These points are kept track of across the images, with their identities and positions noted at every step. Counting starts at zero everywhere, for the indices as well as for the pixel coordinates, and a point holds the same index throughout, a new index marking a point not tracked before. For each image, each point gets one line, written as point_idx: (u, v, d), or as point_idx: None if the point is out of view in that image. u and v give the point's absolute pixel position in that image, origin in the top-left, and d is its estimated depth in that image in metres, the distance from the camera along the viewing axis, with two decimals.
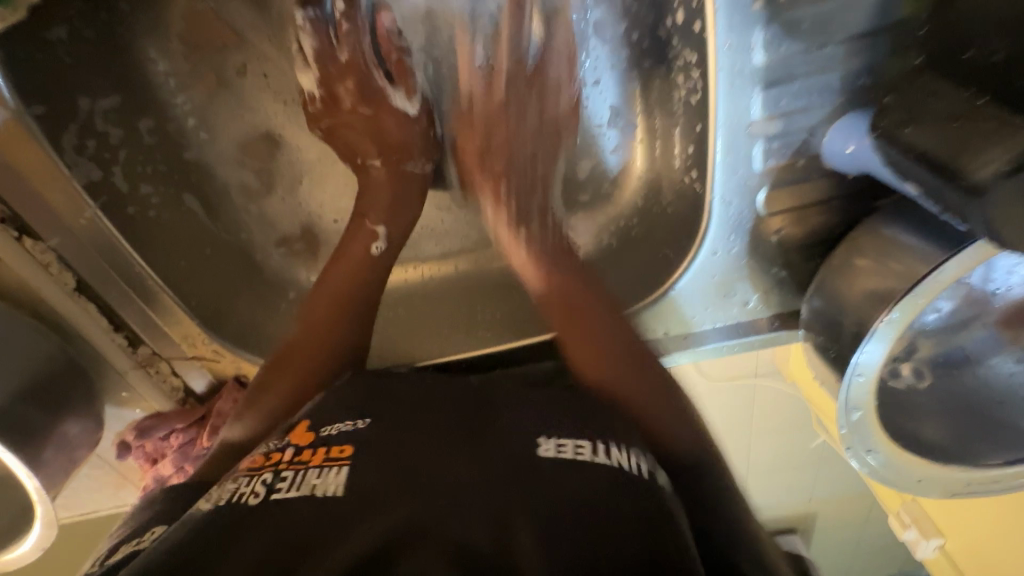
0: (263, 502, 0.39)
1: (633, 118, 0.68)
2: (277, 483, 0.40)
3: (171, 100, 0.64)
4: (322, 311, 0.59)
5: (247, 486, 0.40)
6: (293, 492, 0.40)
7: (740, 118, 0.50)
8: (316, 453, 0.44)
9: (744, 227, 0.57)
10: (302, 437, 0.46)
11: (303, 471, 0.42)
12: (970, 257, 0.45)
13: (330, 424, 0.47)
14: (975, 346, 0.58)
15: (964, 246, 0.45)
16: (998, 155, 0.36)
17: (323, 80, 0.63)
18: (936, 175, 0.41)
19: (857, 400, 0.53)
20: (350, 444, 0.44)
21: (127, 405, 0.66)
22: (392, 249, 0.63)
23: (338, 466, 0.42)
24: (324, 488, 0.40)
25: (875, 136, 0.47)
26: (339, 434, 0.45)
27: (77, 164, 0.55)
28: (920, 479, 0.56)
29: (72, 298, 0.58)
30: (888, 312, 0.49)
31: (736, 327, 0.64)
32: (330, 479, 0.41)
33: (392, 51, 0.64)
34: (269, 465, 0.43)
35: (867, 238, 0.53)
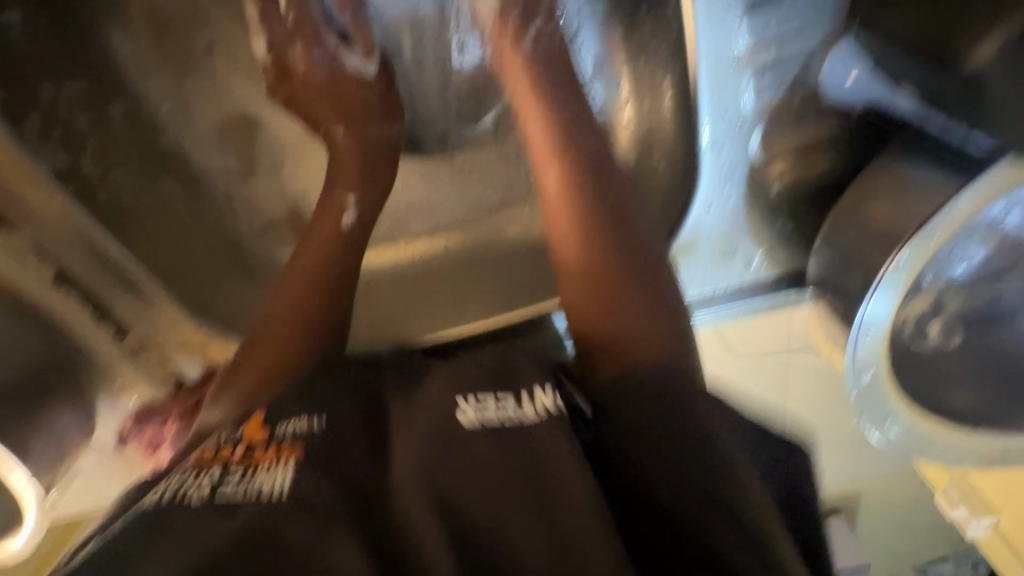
0: (205, 501, 0.35)
1: (617, 71, 0.63)
2: (221, 480, 0.36)
3: (142, 84, 0.63)
4: (303, 278, 0.59)
5: (191, 484, 0.36)
6: (235, 493, 0.35)
7: (724, 51, 0.46)
8: (269, 447, 0.39)
9: (738, 176, 0.52)
10: (253, 425, 0.41)
11: (251, 466, 0.37)
12: (991, 184, 0.40)
13: (289, 420, 0.41)
14: (1012, 298, 0.52)
15: (981, 171, 0.40)
16: (998, 34, 0.37)
17: (275, 49, 0.65)
18: (935, 72, 0.42)
19: (865, 359, 0.47)
20: (303, 441, 0.39)
21: (123, 394, 0.65)
22: (362, 222, 0.66)
23: (288, 461, 0.37)
24: (266, 490, 0.35)
25: (854, 26, 0.47)
26: (294, 432, 0.40)
27: (41, 150, 0.54)
28: (945, 450, 0.50)
29: (51, 288, 0.57)
30: (894, 258, 0.44)
31: (740, 290, 0.58)
32: (276, 476, 0.36)
33: (343, 6, 0.65)
34: (219, 456, 0.38)
35: (878, 178, 0.47)
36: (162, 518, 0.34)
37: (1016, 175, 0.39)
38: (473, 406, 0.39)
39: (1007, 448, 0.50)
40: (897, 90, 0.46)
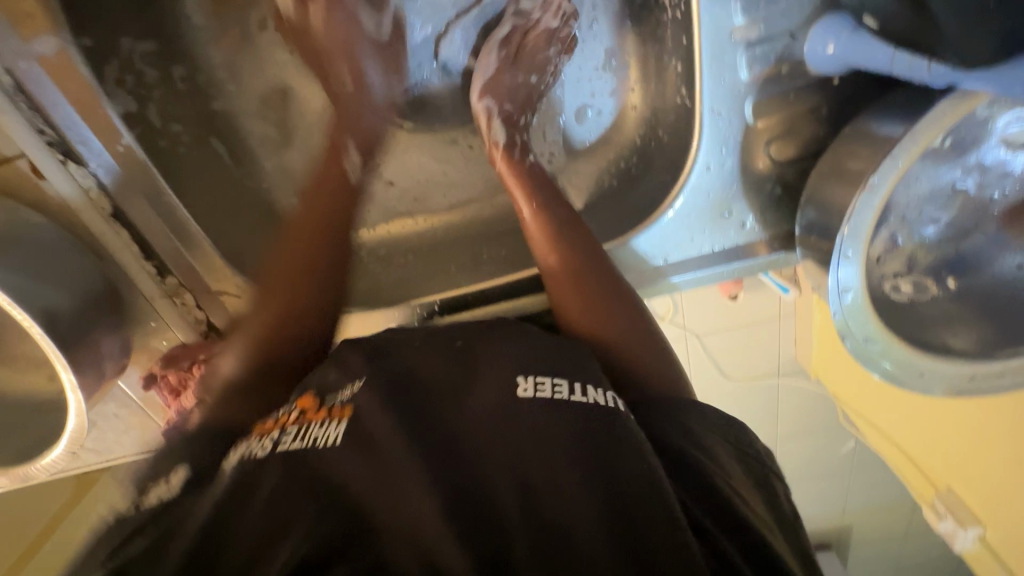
0: (272, 454, 0.43)
1: (626, 59, 0.71)
2: (284, 438, 0.45)
3: (202, 53, 0.70)
4: (301, 227, 0.65)
5: (257, 445, 0.45)
6: (297, 443, 0.44)
7: (723, 23, 0.53)
8: (322, 412, 0.48)
9: (733, 140, 0.59)
10: (307, 399, 0.51)
11: (307, 425, 0.46)
12: (938, 117, 0.47)
13: (338, 392, 0.51)
14: (978, 252, 0.59)
15: (933, 105, 0.47)
16: None
17: (320, 28, 0.69)
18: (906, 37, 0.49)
19: (846, 282, 0.52)
20: (348, 405, 0.48)
21: (154, 337, 0.71)
22: (362, 162, 0.71)
23: (336, 419, 0.46)
24: (320, 440, 0.44)
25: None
26: (342, 399, 0.49)
27: (115, 95, 0.61)
28: (921, 373, 0.54)
29: (106, 222, 0.63)
30: (869, 181, 0.50)
31: (732, 251, 0.66)
32: (329, 430, 0.45)
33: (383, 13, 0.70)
34: (277, 424, 0.48)
35: (855, 136, 0.54)
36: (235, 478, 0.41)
37: (964, 105, 0.46)
38: (530, 383, 0.48)
39: (975, 376, 0.54)
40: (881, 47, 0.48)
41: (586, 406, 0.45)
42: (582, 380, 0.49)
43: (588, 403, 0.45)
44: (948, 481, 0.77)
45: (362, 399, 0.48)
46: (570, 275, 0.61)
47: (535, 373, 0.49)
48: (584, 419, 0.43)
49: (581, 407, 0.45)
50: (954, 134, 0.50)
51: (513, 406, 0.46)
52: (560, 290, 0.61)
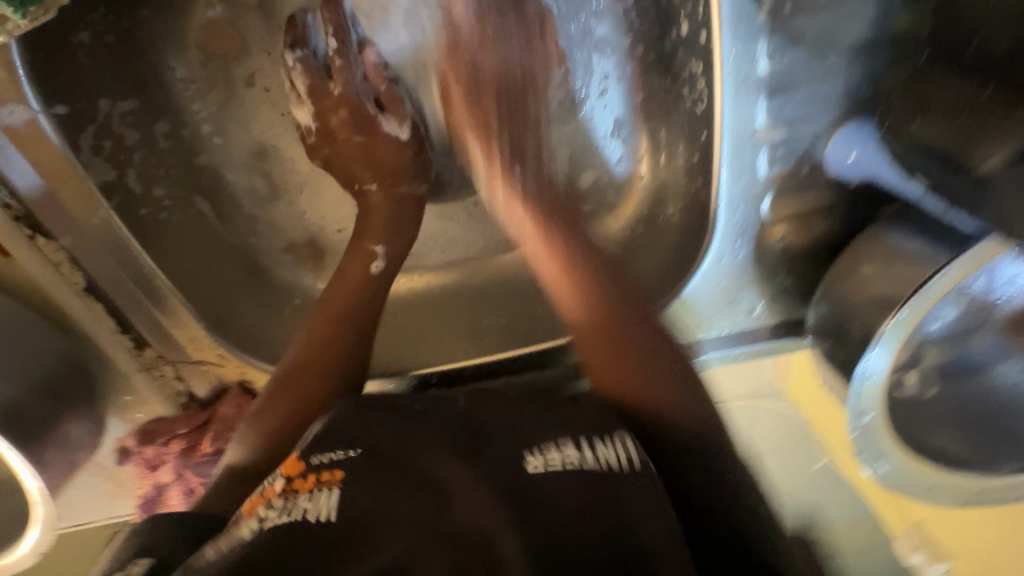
0: (256, 535, 0.38)
1: (637, 130, 0.68)
2: (268, 515, 0.40)
3: (187, 107, 0.65)
4: (322, 330, 0.61)
5: (242, 526, 0.39)
6: (282, 519, 0.39)
7: (745, 126, 0.52)
8: (307, 479, 0.43)
9: (748, 233, 0.58)
10: (290, 464, 0.45)
11: (292, 498, 0.41)
12: (973, 259, 0.45)
13: (324, 452, 0.46)
14: (980, 354, 0.58)
15: (964, 248, 0.45)
16: (999, 144, 0.39)
17: (317, 113, 0.65)
18: (937, 166, 0.44)
19: (866, 402, 0.51)
20: (339, 469, 0.44)
21: (130, 409, 0.65)
22: (391, 267, 0.66)
23: (329, 490, 0.42)
24: (313, 514, 0.40)
25: (882, 129, 0.50)
26: (329, 460, 0.45)
27: (92, 164, 0.57)
28: (930, 486, 0.54)
29: (80, 297, 0.58)
30: (894, 313, 0.49)
31: (740, 334, 0.64)
32: (321, 504, 0.41)
33: (380, 82, 0.65)
34: (261, 498, 0.42)
35: (870, 244, 0.53)
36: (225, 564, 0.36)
37: (994, 251, 0.44)
38: (540, 459, 0.44)
39: (980, 490, 0.55)
40: (914, 175, 0.48)
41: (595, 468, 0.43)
42: (585, 435, 0.46)
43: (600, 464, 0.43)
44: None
45: (354, 464, 0.44)
46: (610, 334, 0.58)
47: (541, 444, 0.46)
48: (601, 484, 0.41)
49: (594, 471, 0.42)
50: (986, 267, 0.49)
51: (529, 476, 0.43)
52: (598, 353, 0.58)
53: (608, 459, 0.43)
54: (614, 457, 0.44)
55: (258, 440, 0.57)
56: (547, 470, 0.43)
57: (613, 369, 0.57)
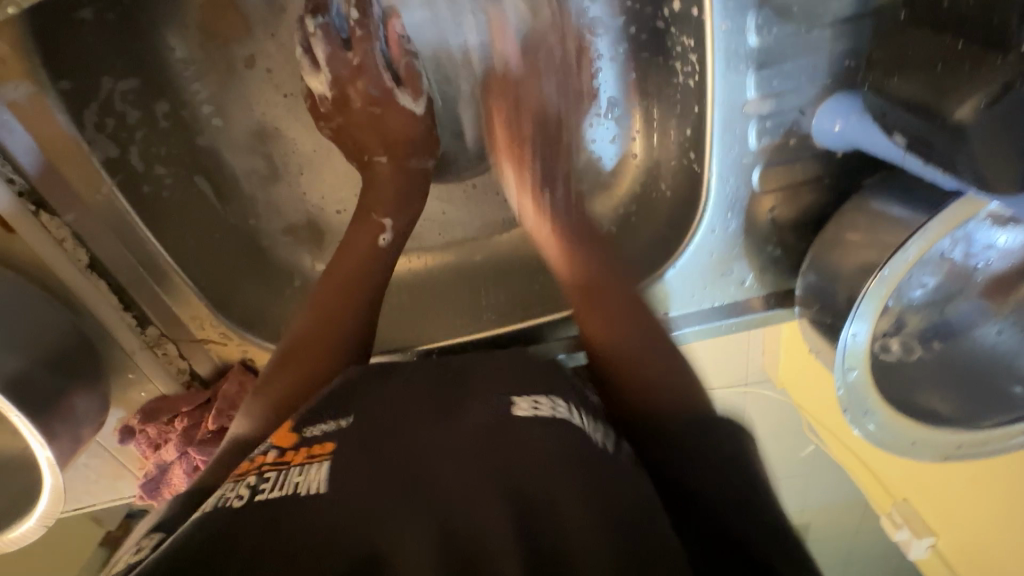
0: (250, 503, 0.40)
1: (631, 109, 0.70)
2: (261, 486, 0.41)
3: (187, 87, 0.66)
4: (330, 303, 0.63)
5: (233, 491, 0.41)
6: (276, 491, 0.41)
7: (736, 98, 0.54)
8: (298, 453, 0.45)
9: (739, 206, 0.60)
10: (283, 436, 0.48)
11: (286, 470, 0.43)
12: (953, 215, 0.47)
13: (315, 424, 0.49)
14: (960, 319, 0.61)
15: (945, 206, 0.47)
16: (979, 89, 0.38)
17: (333, 83, 0.64)
18: (923, 121, 0.43)
19: (853, 358, 0.53)
20: (330, 443, 0.46)
21: (132, 388, 0.66)
22: (397, 242, 0.67)
23: (318, 463, 0.43)
24: (305, 486, 0.41)
25: (867, 90, 0.50)
26: (320, 432, 0.47)
27: (95, 141, 0.57)
28: (914, 441, 0.56)
29: (84, 274, 0.58)
30: (878, 272, 0.50)
31: (731, 306, 0.66)
32: (311, 476, 0.42)
33: (402, 56, 0.65)
34: (254, 467, 0.44)
35: (854, 212, 0.56)
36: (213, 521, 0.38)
37: (971, 206, 0.46)
38: (529, 405, 0.48)
39: (960, 444, 0.56)
40: (891, 137, 0.48)
41: (575, 427, 0.46)
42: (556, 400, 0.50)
43: (575, 423, 0.47)
44: (905, 492, 0.77)
45: (341, 434, 0.47)
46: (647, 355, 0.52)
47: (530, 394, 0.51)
48: (578, 443, 0.44)
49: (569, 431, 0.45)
50: (962, 231, 0.53)
51: (518, 421, 0.46)
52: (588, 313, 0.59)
53: (579, 419, 0.48)
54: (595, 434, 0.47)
55: (269, 414, 0.57)
56: (535, 417, 0.47)
57: (618, 335, 0.58)
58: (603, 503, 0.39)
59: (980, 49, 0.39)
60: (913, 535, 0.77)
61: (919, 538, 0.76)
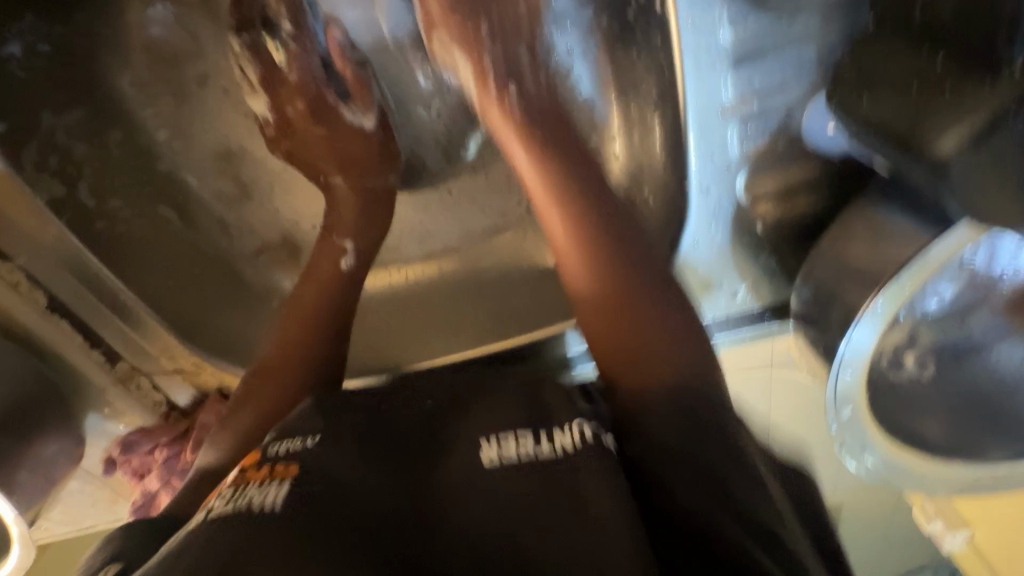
0: (200, 522, 0.36)
1: (610, 107, 0.63)
2: (215, 503, 0.38)
3: (138, 112, 0.63)
4: (296, 329, 0.59)
5: (189, 515, 0.38)
6: (228, 508, 0.37)
7: (712, 99, 0.47)
8: (261, 470, 0.41)
9: (725, 215, 0.54)
10: (247, 459, 0.44)
11: (244, 487, 0.39)
12: (956, 240, 0.43)
13: (281, 442, 0.44)
14: (979, 333, 0.54)
15: (949, 226, 0.43)
16: (955, 120, 0.36)
17: (273, 103, 0.64)
18: (901, 148, 0.41)
19: (846, 396, 0.50)
20: (294, 463, 0.41)
21: (111, 421, 0.65)
22: (362, 263, 0.64)
23: (281, 479, 0.39)
24: (258, 500, 0.37)
25: (831, 104, 0.46)
26: (286, 451, 0.43)
27: (38, 181, 0.56)
28: (918, 477, 0.53)
29: (44, 316, 0.58)
30: (870, 303, 0.47)
31: (725, 320, 0.61)
32: (267, 491, 0.38)
33: (346, 66, 0.63)
34: (213, 491, 0.41)
35: (854, 220, 0.49)
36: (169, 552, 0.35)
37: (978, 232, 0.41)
38: (496, 447, 0.42)
39: (974, 479, 0.54)
40: (874, 154, 0.46)
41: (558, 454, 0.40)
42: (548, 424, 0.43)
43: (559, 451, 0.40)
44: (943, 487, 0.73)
45: (305, 455, 0.42)
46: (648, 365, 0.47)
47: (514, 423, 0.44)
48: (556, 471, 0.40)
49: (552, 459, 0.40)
50: (985, 242, 0.45)
51: (489, 472, 0.41)
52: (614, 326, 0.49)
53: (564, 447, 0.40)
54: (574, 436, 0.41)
55: (234, 445, 0.54)
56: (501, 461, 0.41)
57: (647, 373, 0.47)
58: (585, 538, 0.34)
59: (958, 70, 0.36)
60: (946, 528, 0.74)
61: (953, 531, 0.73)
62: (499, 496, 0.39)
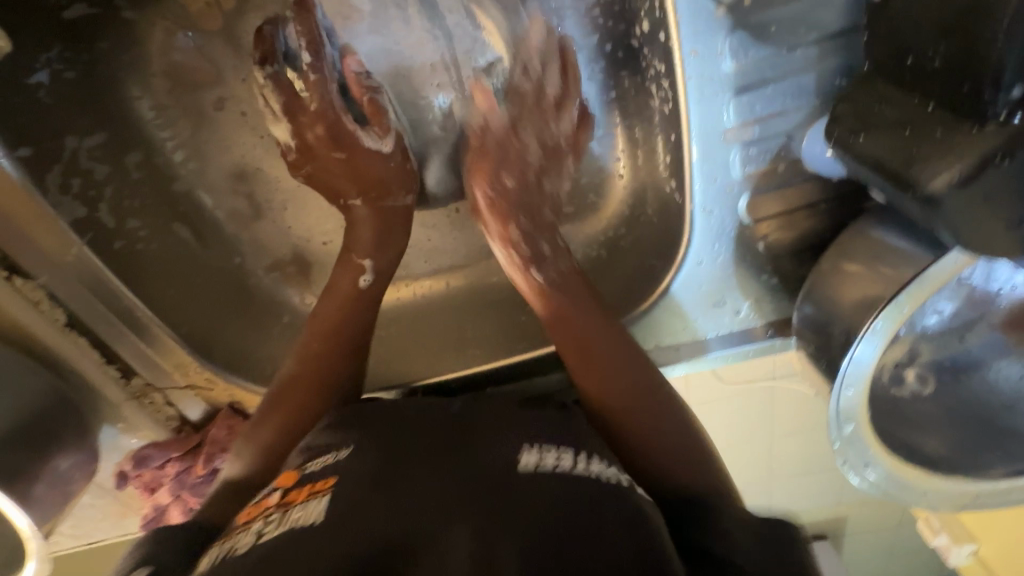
0: (253, 544, 0.40)
1: (614, 128, 0.65)
2: (264, 524, 0.41)
3: (157, 135, 0.65)
4: (314, 346, 0.60)
5: (238, 538, 0.41)
6: (278, 529, 0.40)
7: (714, 126, 0.49)
8: (303, 489, 0.44)
9: (727, 235, 0.56)
10: (286, 477, 0.46)
11: (288, 509, 0.42)
12: (950, 264, 0.44)
13: (317, 459, 0.47)
14: (978, 350, 0.55)
15: (949, 248, 0.44)
16: (949, 165, 0.37)
17: (293, 130, 0.63)
18: (892, 183, 0.42)
19: (848, 412, 0.50)
20: (331, 476, 0.44)
21: (124, 436, 0.67)
22: (379, 283, 0.64)
23: (319, 496, 0.42)
24: (302, 520, 0.40)
25: (832, 143, 0.46)
26: (321, 467, 0.46)
27: (62, 204, 0.57)
28: (923, 493, 0.53)
29: (64, 333, 0.59)
30: (869, 322, 0.47)
31: (728, 337, 0.61)
32: (310, 509, 0.41)
33: (363, 93, 0.64)
34: (258, 510, 0.44)
35: (855, 241, 0.51)
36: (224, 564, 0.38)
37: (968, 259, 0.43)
38: (534, 456, 0.45)
39: (977, 493, 0.54)
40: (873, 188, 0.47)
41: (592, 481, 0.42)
42: (571, 448, 0.46)
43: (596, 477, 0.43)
44: None
45: (341, 471, 0.44)
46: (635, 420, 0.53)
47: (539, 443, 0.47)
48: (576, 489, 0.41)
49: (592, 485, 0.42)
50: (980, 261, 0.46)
51: (520, 475, 0.42)
52: (581, 365, 0.54)
53: (599, 474, 0.44)
54: (599, 472, 0.44)
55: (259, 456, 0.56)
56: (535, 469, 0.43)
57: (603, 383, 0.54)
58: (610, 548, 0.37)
59: (952, 116, 0.37)
60: (952, 541, 0.75)
61: (960, 545, 0.74)
62: (523, 508, 0.39)
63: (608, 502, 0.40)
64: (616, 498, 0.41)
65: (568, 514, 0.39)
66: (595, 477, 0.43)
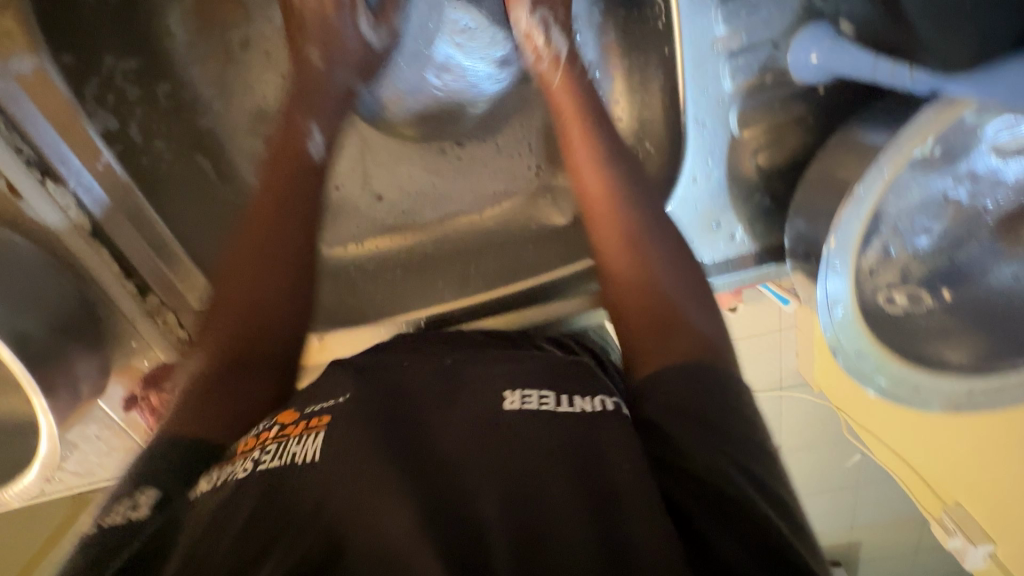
0: (250, 475, 0.39)
1: (613, 71, 0.67)
2: (262, 458, 0.40)
3: (186, 69, 0.70)
4: (256, 229, 0.59)
5: (234, 468, 0.40)
6: (274, 462, 0.39)
7: (705, 35, 0.54)
8: (298, 426, 0.42)
9: (720, 150, 0.58)
10: (285, 414, 0.45)
11: (285, 442, 0.41)
12: (924, 124, 0.45)
13: (315, 402, 0.45)
14: (966, 272, 0.57)
15: (921, 110, 0.45)
16: None
17: None
18: None
19: (836, 293, 0.51)
20: (328, 415, 0.42)
21: (136, 357, 0.68)
22: (327, 154, 0.67)
23: (314, 433, 0.41)
24: (300, 457, 0.39)
25: None
26: (321, 409, 0.44)
27: (95, 112, 0.62)
28: (917, 387, 0.53)
29: (86, 240, 0.62)
30: (855, 190, 0.48)
31: (725, 264, 0.63)
32: (307, 446, 0.40)
33: None
34: (256, 441, 0.42)
35: (847, 149, 0.52)
36: (219, 501, 0.38)
37: (952, 111, 0.44)
38: (520, 396, 0.43)
39: (972, 392, 0.54)
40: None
41: (576, 416, 0.41)
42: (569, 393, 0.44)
43: (578, 413, 0.41)
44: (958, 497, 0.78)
45: (339, 410, 0.42)
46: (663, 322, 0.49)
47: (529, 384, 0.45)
48: (567, 429, 0.40)
49: (571, 419, 0.41)
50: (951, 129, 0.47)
51: (510, 417, 0.41)
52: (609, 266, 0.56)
53: (583, 408, 0.42)
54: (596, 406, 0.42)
55: (211, 348, 0.56)
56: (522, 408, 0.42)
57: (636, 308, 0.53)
58: (605, 506, 0.35)
59: None
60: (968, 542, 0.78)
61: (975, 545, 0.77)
62: (526, 455, 0.38)
63: (604, 438, 0.39)
64: (612, 438, 0.39)
65: (565, 464, 0.38)
66: (594, 420, 0.41)
